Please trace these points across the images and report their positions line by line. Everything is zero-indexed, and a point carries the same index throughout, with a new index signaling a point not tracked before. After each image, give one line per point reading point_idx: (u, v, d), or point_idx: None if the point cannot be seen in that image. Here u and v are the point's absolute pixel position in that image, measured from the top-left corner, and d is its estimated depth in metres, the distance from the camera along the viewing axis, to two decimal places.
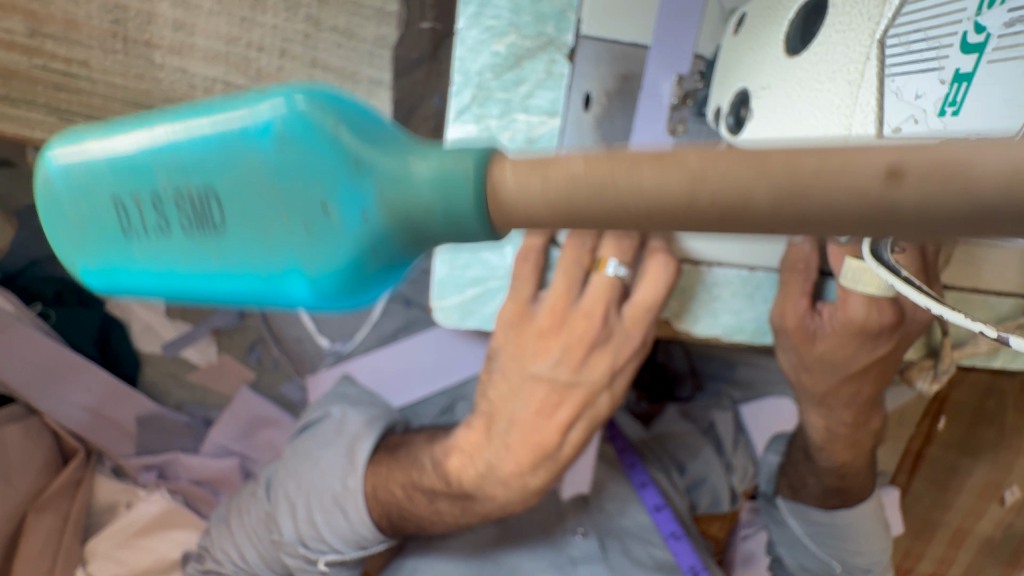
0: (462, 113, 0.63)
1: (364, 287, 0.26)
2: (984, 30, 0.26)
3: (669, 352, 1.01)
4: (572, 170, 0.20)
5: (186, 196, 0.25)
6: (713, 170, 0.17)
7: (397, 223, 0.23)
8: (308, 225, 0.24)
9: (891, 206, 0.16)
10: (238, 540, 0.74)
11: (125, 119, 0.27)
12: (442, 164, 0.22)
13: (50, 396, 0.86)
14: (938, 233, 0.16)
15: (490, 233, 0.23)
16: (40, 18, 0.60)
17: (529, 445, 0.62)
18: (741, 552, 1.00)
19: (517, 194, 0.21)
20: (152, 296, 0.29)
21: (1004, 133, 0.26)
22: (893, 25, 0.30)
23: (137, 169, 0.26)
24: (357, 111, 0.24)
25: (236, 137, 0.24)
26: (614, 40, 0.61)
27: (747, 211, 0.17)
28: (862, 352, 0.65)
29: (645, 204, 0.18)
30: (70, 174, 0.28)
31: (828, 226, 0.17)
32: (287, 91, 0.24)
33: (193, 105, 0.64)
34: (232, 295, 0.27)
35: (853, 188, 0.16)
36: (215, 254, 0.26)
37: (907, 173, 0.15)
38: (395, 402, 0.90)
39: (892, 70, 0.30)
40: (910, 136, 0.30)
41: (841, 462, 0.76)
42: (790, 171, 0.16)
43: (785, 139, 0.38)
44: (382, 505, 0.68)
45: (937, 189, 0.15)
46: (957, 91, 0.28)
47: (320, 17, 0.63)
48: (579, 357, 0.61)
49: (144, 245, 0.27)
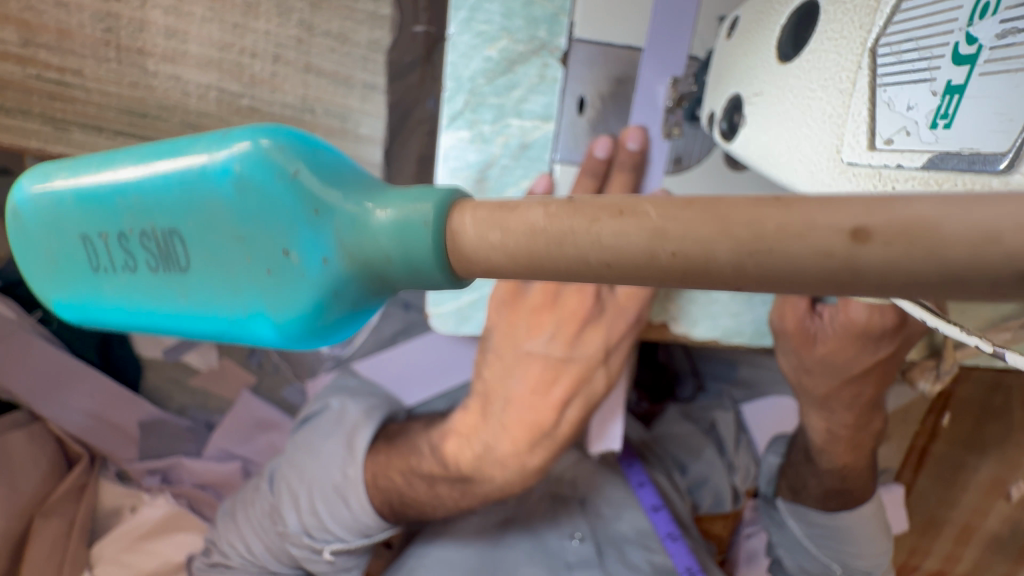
0: (455, 118, 0.62)
1: (329, 332, 0.26)
2: (976, 41, 0.26)
3: (669, 351, 1.00)
4: (532, 222, 0.19)
5: (153, 236, 0.26)
6: (673, 226, 0.17)
7: (358, 269, 0.24)
8: (269, 269, 0.24)
9: (856, 267, 0.15)
10: (246, 534, 0.74)
11: (94, 158, 0.28)
12: (402, 211, 0.22)
13: (52, 402, 0.87)
14: (912, 293, 0.16)
15: (452, 279, 0.22)
16: (33, 28, 0.59)
17: (526, 424, 0.62)
18: (743, 551, 0.96)
19: (474, 244, 0.21)
20: (125, 329, 0.30)
21: (996, 149, 0.24)
22: (884, 34, 0.29)
23: (107, 208, 0.27)
24: (318, 152, 0.25)
25: (198, 180, 0.25)
26: (608, 43, 0.60)
27: (710, 270, 0.17)
28: (864, 354, 0.64)
29: (605, 257, 0.18)
30: (42, 212, 0.29)
31: (794, 285, 0.17)
32: (248, 133, 0.25)
33: (187, 112, 0.64)
34: (199, 333, 0.28)
35: (816, 248, 0.15)
36: (181, 293, 0.26)
37: (873, 233, 0.15)
38: (406, 400, 0.89)
39: (884, 80, 0.29)
40: (901, 149, 0.28)
41: (843, 464, 0.76)
42: (751, 230, 0.16)
43: (778, 146, 0.38)
44: (382, 492, 0.68)
45: (904, 251, 0.14)
46: (948, 103, 0.27)
47: (313, 21, 0.62)
48: (572, 331, 0.62)
49: (115, 282, 0.28)
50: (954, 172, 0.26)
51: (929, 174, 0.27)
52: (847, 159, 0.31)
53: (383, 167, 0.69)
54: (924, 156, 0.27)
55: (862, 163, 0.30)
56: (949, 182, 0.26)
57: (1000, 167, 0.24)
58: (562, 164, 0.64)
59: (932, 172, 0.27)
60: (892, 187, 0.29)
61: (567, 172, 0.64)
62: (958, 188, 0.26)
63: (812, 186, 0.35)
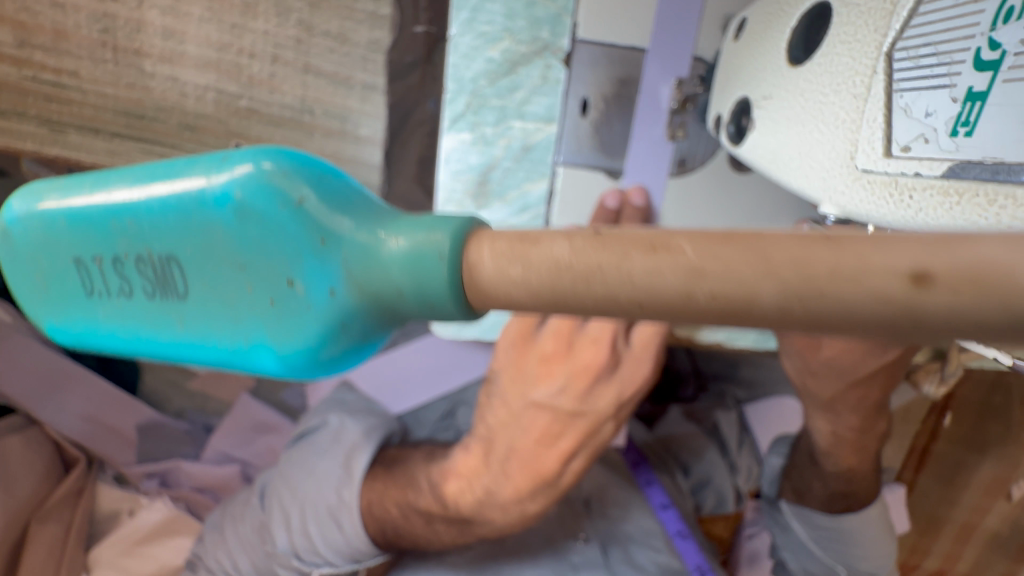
0: (456, 120, 0.62)
1: (334, 363, 0.25)
2: (1000, 46, 0.25)
3: (673, 352, 0.98)
4: (557, 256, 0.18)
5: (150, 262, 0.25)
6: (713, 265, 0.16)
7: (366, 301, 0.23)
8: (273, 298, 0.23)
9: (916, 313, 0.14)
10: (232, 549, 0.71)
11: (89, 178, 0.27)
12: (416, 241, 0.21)
13: (51, 405, 0.86)
14: (976, 339, 0.15)
15: (468, 312, 0.22)
16: (29, 28, 0.58)
17: (528, 472, 0.61)
18: (745, 551, 0.95)
19: (497, 279, 0.20)
20: (119, 354, 0.29)
21: (1019, 158, 0.24)
22: (901, 37, 0.29)
23: (101, 231, 0.26)
24: (323, 177, 0.24)
25: (197, 205, 0.24)
26: (611, 44, 0.59)
27: (753, 312, 0.16)
28: (871, 358, 0.63)
29: (637, 296, 0.17)
30: (34, 234, 0.28)
31: (845, 328, 0.16)
32: (250, 156, 0.24)
33: (185, 114, 0.63)
34: (198, 361, 0.27)
35: (873, 291, 0.15)
36: (180, 321, 0.26)
37: (936, 279, 0.14)
38: (394, 408, 0.88)
39: (900, 85, 0.29)
40: (920, 157, 0.28)
41: (848, 466, 0.76)
42: (800, 272, 0.15)
43: (789, 151, 0.38)
44: (377, 522, 0.67)
45: (970, 298, 0.14)
46: (970, 110, 0.26)
47: (312, 21, 0.61)
48: (583, 386, 0.60)
49: (110, 307, 0.27)
50: (976, 182, 0.25)
51: (949, 183, 0.26)
52: (861, 166, 0.31)
53: (383, 169, 0.68)
54: (944, 164, 0.27)
55: (877, 171, 0.30)
56: (970, 193, 0.26)
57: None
58: (566, 167, 0.63)
59: (953, 181, 0.26)
60: (910, 196, 0.28)
61: (570, 175, 0.63)
62: (981, 199, 0.25)
63: (825, 193, 0.34)
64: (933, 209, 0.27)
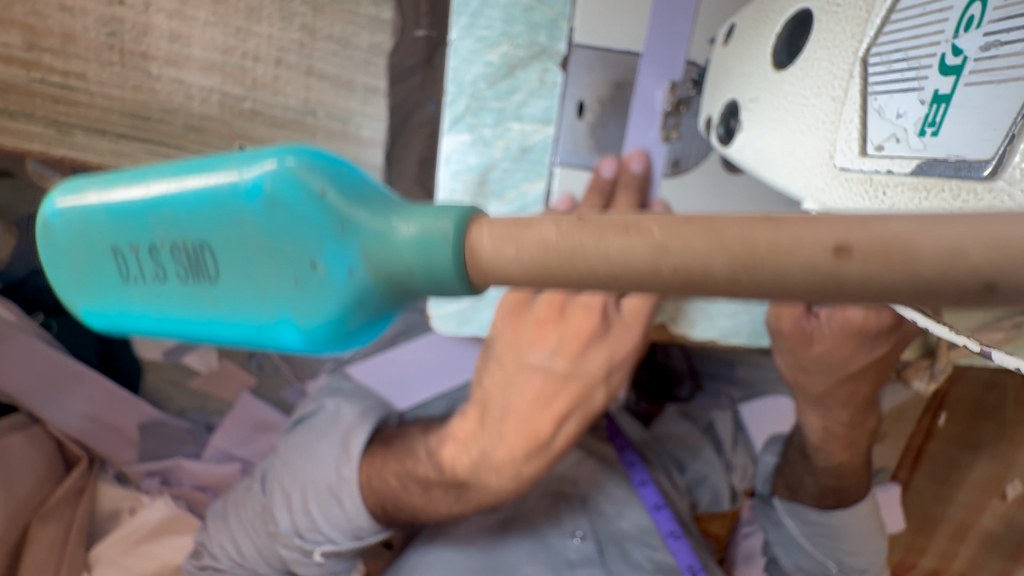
0: (456, 122, 0.63)
1: (350, 336, 0.27)
2: (962, 53, 0.27)
3: (668, 352, 1.01)
4: (545, 238, 0.20)
5: (182, 249, 0.27)
6: (674, 242, 0.18)
7: (382, 281, 0.25)
8: (296, 278, 0.25)
9: (839, 281, 0.16)
10: (236, 534, 0.73)
11: (124, 173, 0.29)
12: (426, 225, 0.23)
13: (51, 404, 0.87)
14: (890, 303, 0.17)
15: (472, 290, 0.23)
16: (37, 32, 0.60)
17: (522, 435, 0.62)
18: (743, 549, 0.96)
19: (485, 259, 0.22)
20: (150, 336, 0.31)
21: (981, 155, 0.25)
22: (876, 43, 0.30)
23: (136, 221, 0.28)
24: (344, 170, 0.26)
25: (229, 196, 0.26)
26: (607, 48, 0.61)
27: (707, 283, 0.18)
28: (859, 353, 0.65)
29: (611, 272, 0.19)
30: (72, 224, 0.29)
31: (784, 296, 0.18)
32: (277, 152, 0.26)
33: (191, 115, 0.65)
34: (226, 340, 0.28)
35: (804, 263, 0.16)
36: (210, 302, 0.27)
37: (853, 250, 0.16)
38: (399, 403, 0.90)
39: (875, 88, 0.30)
40: (892, 155, 0.29)
41: (839, 462, 0.77)
42: (744, 245, 0.17)
43: (774, 150, 0.39)
44: (376, 494, 0.68)
45: (881, 267, 0.16)
46: (936, 112, 0.28)
47: (315, 25, 0.63)
48: (576, 348, 0.62)
49: (142, 291, 0.29)
50: (942, 178, 0.27)
51: (918, 180, 0.28)
52: (840, 164, 0.32)
53: (384, 169, 0.69)
54: (912, 162, 0.28)
55: (853, 169, 0.31)
56: (938, 187, 0.27)
57: (984, 172, 0.25)
58: (563, 167, 0.65)
59: (921, 177, 0.28)
60: (882, 193, 0.30)
61: (568, 175, 0.65)
62: (947, 194, 0.26)
63: (806, 190, 0.36)
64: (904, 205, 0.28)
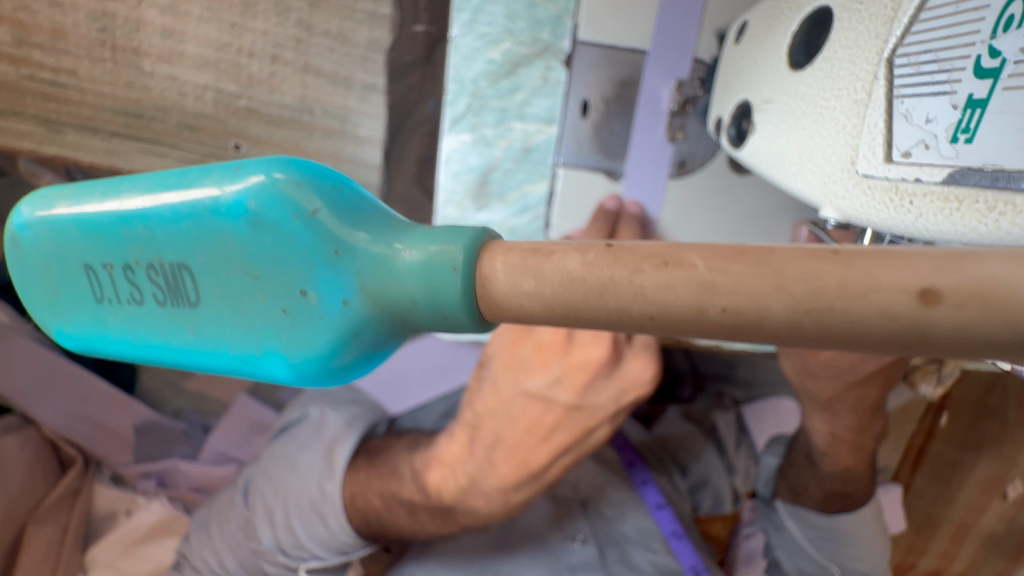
0: (457, 121, 0.62)
1: (344, 373, 0.25)
2: (1000, 54, 0.25)
3: (671, 354, 1.00)
4: (569, 268, 0.19)
5: (161, 270, 0.25)
6: (724, 280, 0.16)
7: (378, 312, 0.23)
8: (285, 307, 0.24)
9: (924, 330, 0.15)
10: (219, 548, 0.71)
11: (99, 185, 0.27)
12: (428, 253, 0.22)
13: (44, 404, 0.85)
14: (976, 355, 0.15)
15: (479, 323, 0.22)
16: (26, 28, 0.58)
17: (514, 462, 0.60)
18: (743, 551, 0.94)
19: (508, 289, 0.20)
20: (128, 360, 0.29)
21: (1019, 165, 0.24)
22: (902, 44, 0.29)
23: (111, 239, 0.26)
24: (336, 187, 0.24)
25: (210, 215, 0.24)
26: (612, 45, 0.59)
27: (763, 326, 0.16)
28: (870, 359, 0.64)
29: (649, 310, 0.18)
30: (43, 240, 0.28)
31: (854, 344, 0.16)
32: (263, 167, 0.24)
33: (184, 113, 0.63)
34: (207, 368, 0.27)
35: (881, 308, 0.15)
36: (190, 328, 0.26)
37: (943, 296, 0.14)
38: (392, 408, 0.88)
39: (902, 91, 0.29)
40: (920, 163, 0.28)
41: (845, 466, 0.76)
42: (809, 288, 0.15)
43: (790, 154, 0.38)
44: (360, 513, 0.67)
45: (978, 315, 0.14)
46: (970, 117, 0.26)
47: (312, 21, 0.60)
48: (581, 381, 0.58)
49: (119, 314, 0.27)
50: (976, 189, 0.26)
51: (949, 190, 0.27)
52: (862, 170, 0.31)
53: (383, 168, 0.67)
54: (944, 170, 0.27)
55: (878, 176, 0.30)
56: (970, 199, 0.26)
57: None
58: (566, 168, 0.63)
59: (952, 187, 0.27)
60: (910, 202, 0.29)
61: (571, 176, 0.64)
62: (980, 205, 0.26)
63: (826, 197, 0.34)
64: (934, 214, 0.28)
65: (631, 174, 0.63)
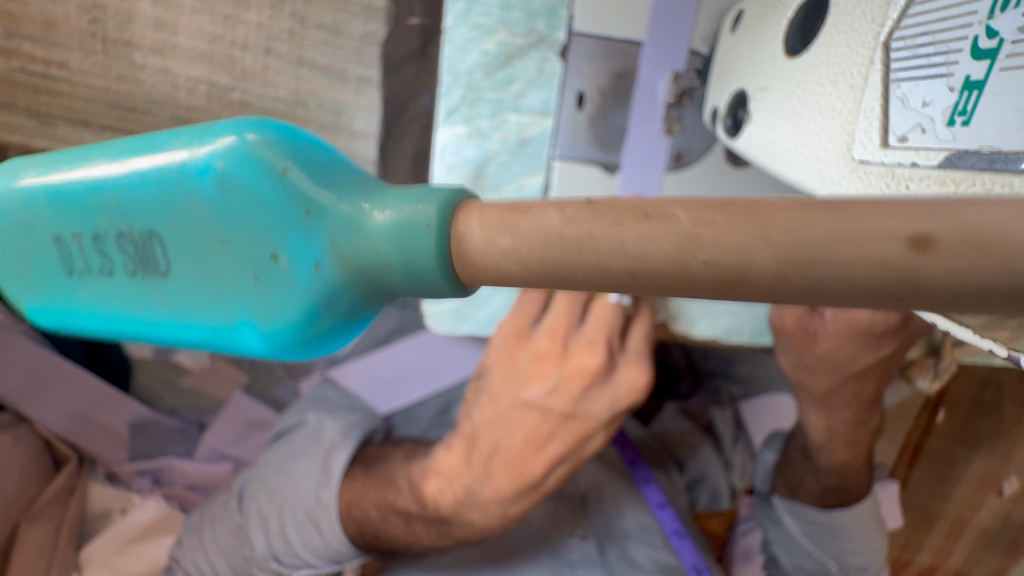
0: (452, 113, 0.61)
1: (320, 341, 0.25)
2: (997, 35, 0.24)
3: (668, 349, 1.00)
4: (546, 224, 0.18)
5: (131, 238, 0.25)
6: (706, 231, 0.16)
7: (352, 275, 0.23)
8: (256, 273, 0.23)
9: (915, 278, 0.14)
10: (211, 553, 0.71)
11: (68, 154, 0.27)
12: (403, 212, 0.21)
13: (39, 403, 0.84)
14: (973, 307, 0.15)
15: (456, 286, 0.21)
16: (16, 19, 0.57)
17: (511, 473, 0.60)
18: (740, 547, 0.94)
19: (486, 250, 0.20)
20: (103, 335, 0.29)
21: (1017, 146, 0.24)
22: (898, 27, 0.28)
23: (80, 208, 0.26)
24: (309, 147, 0.24)
25: (178, 178, 0.24)
26: (608, 36, 0.58)
27: (748, 279, 0.16)
28: (866, 352, 0.63)
29: (629, 266, 0.17)
30: (11, 213, 0.27)
31: (843, 297, 0.16)
32: (232, 127, 0.24)
33: (177, 106, 0.62)
34: (182, 340, 0.27)
35: (872, 257, 0.14)
36: (162, 299, 0.25)
37: (936, 242, 0.14)
38: (380, 407, 0.86)
39: (897, 75, 0.28)
40: (917, 146, 0.28)
41: (841, 461, 0.76)
42: (795, 236, 0.15)
43: (786, 142, 0.37)
44: (356, 524, 0.66)
45: (971, 261, 0.13)
46: (967, 99, 0.26)
47: (306, 13, 0.60)
48: (577, 390, 0.58)
49: (91, 286, 0.27)
50: (973, 171, 0.25)
51: (946, 173, 0.26)
52: (858, 156, 0.31)
53: (377, 163, 0.67)
54: (940, 154, 0.26)
55: (874, 162, 0.30)
56: (968, 181, 0.25)
57: (1021, 166, 0.23)
58: (562, 160, 0.62)
59: (949, 170, 0.26)
60: (906, 186, 0.28)
61: (568, 168, 0.63)
62: (979, 188, 0.25)
63: (821, 184, 0.34)
64: (930, 199, 0.27)
65: (627, 166, 0.62)
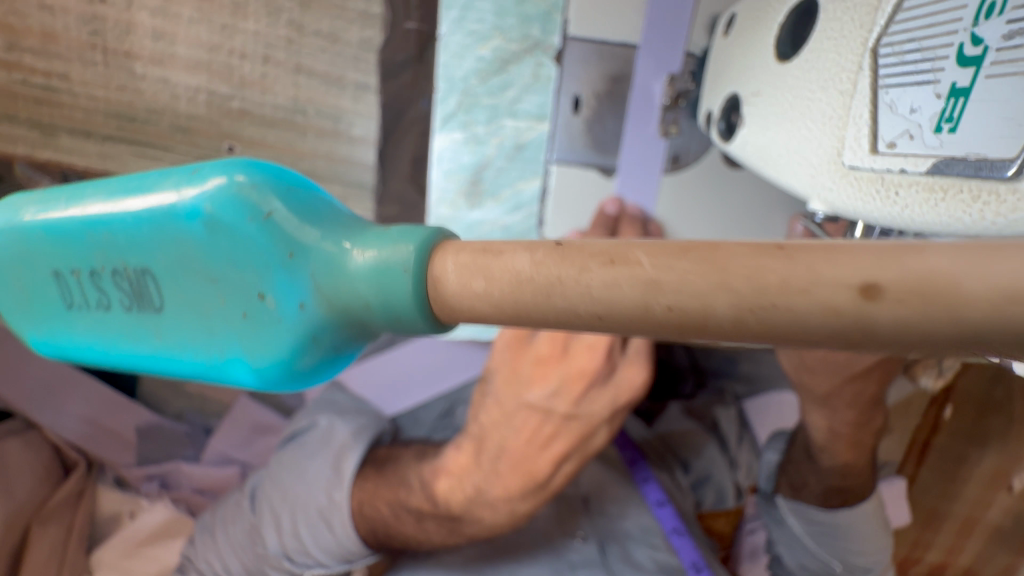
0: (448, 120, 0.62)
1: (309, 375, 0.25)
2: (982, 42, 0.25)
3: (671, 348, 0.98)
4: (517, 269, 0.19)
5: (126, 275, 0.26)
6: (668, 278, 0.16)
7: (336, 315, 0.23)
8: (245, 311, 0.24)
9: (866, 325, 0.15)
10: (224, 550, 0.72)
11: (65, 191, 0.28)
12: (380, 255, 0.21)
13: (49, 410, 0.87)
14: (927, 347, 0.15)
15: (434, 325, 0.22)
16: (17, 32, 0.58)
17: (519, 472, 0.61)
18: (746, 546, 0.96)
19: (460, 292, 0.20)
20: (101, 366, 0.29)
21: (1004, 154, 0.24)
22: (887, 33, 0.28)
23: (77, 245, 0.27)
24: (293, 188, 0.24)
25: (169, 219, 0.24)
26: (602, 40, 0.59)
27: (707, 324, 0.17)
28: (866, 352, 0.63)
29: (596, 309, 0.18)
30: (12, 248, 0.28)
31: (799, 340, 0.16)
32: (221, 170, 0.24)
33: (177, 115, 0.63)
34: (176, 372, 0.27)
35: (824, 305, 0.15)
36: (156, 333, 0.26)
37: (884, 290, 0.14)
38: (387, 409, 0.86)
39: (887, 81, 0.28)
40: (905, 154, 0.28)
41: (844, 462, 0.76)
42: (752, 284, 0.16)
43: (778, 147, 0.38)
44: (368, 522, 0.66)
45: (917, 310, 0.14)
46: (954, 106, 0.26)
47: (303, 21, 0.60)
48: (577, 391, 0.59)
49: (88, 319, 0.27)
50: (960, 178, 0.25)
51: (934, 180, 0.26)
52: (848, 162, 0.31)
53: (377, 170, 0.66)
54: (929, 160, 0.27)
55: (864, 167, 0.30)
56: (955, 188, 0.26)
57: (1008, 173, 0.24)
58: (559, 165, 0.63)
59: (937, 177, 0.26)
60: (895, 193, 0.28)
61: (564, 173, 0.63)
62: (965, 195, 0.25)
63: (813, 190, 0.34)
64: (919, 206, 0.27)
65: (624, 170, 0.62)
